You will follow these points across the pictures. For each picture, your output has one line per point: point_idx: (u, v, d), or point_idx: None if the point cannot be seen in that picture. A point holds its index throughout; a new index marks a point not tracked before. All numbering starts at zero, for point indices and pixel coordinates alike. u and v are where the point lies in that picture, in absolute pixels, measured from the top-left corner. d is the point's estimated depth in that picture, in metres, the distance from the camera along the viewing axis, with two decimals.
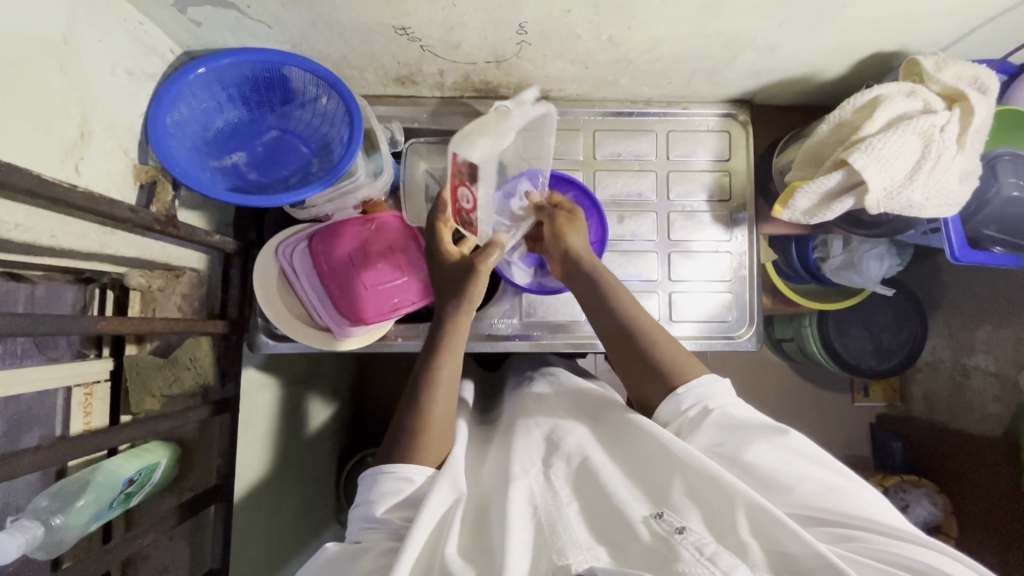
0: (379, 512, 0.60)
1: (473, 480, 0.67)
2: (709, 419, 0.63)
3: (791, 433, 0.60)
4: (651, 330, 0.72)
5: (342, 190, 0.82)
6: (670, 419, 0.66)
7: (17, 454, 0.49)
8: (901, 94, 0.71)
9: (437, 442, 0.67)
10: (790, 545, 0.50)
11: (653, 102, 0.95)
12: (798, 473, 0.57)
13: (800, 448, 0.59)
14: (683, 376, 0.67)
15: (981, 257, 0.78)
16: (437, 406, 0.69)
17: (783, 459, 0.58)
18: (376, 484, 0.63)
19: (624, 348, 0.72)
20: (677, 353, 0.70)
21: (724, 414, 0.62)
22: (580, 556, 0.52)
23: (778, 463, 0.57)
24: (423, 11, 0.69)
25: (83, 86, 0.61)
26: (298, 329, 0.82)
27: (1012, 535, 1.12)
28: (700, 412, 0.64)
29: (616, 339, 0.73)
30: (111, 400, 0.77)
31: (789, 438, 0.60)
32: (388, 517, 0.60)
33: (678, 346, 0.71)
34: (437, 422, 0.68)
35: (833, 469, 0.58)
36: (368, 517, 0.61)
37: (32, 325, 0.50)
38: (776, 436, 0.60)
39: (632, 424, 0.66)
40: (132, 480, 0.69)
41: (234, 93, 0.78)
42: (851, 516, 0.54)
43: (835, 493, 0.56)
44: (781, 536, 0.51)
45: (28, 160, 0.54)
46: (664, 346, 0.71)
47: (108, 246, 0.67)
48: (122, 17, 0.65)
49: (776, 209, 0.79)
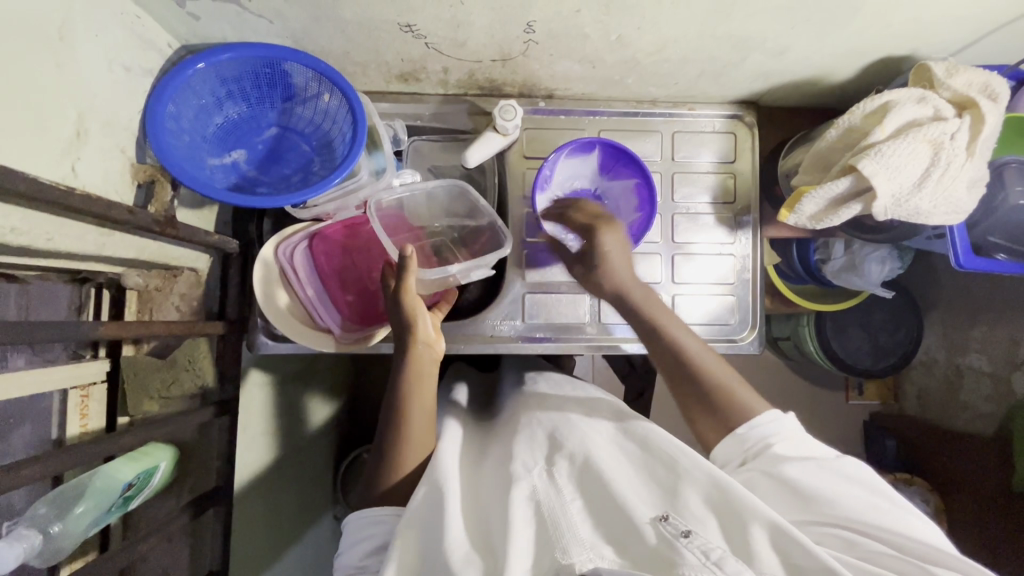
0: (359, 560, 0.61)
1: (469, 472, 0.68)
2: (771, 448, 0.63)
3: (844, 459, 0.61)
4: (710, 364, 0.71)
5: (345, 190, 0.82)
6: (732, 458, 0.65)
7: (14, 466, 0.48)
8: (911, 100, 0.71)
9: (417, 439, 0.69)
10: (801, 557, 0.50)
11: (659, 102, 0.94)
12: (839, 489, 0.57)
13: (824, 465, 0.60)
14: (753, 400, 0.67)
15: (984, 263, 0.78)
16: (418, 413, 0.70)
17: (824, 480, 0.58)
18: (358, 529, 0.64)
19: (688, 392, 0.70)
20: (741, 392, 0.68)
21: (773, 448, 0.62)
22: (582, 555, 0.52)
23: (821, 479, 0.58)
24: (430, 8, 0.67)
25: (78, 82, 0.59)
26: (300, 332, 0.81)
27: (1002, 532, 1.13)
28: (761, 442, 0.64)
29: (679, 382, 0.71)
30: (108, 403, 0.75)
31: (817, 459, 0.61)
32: (365, 564, 0.60)
33: (740, 385, 0.69)
34: (416, 425, 0.70)
35: (864, 483, 0.58)
36: (349, 565, 0.62)
37: (33, 333, 0.49)
38: (830, 462, 0.60)
39: (644, 430, 0.66)
40: (131, 484, 0.67)
41: (234, 89, 0.76)
42: (864, 522, 0.55)
43: (849, 501, 0.56)
44: (792, 548, 0.51)
45: (22, 160, 0.52)
46: (733, 389, 0.68)
47: (105, 248, 0.64)
48: (118, 10, 0.63)
49: (783, 213, 0.79)
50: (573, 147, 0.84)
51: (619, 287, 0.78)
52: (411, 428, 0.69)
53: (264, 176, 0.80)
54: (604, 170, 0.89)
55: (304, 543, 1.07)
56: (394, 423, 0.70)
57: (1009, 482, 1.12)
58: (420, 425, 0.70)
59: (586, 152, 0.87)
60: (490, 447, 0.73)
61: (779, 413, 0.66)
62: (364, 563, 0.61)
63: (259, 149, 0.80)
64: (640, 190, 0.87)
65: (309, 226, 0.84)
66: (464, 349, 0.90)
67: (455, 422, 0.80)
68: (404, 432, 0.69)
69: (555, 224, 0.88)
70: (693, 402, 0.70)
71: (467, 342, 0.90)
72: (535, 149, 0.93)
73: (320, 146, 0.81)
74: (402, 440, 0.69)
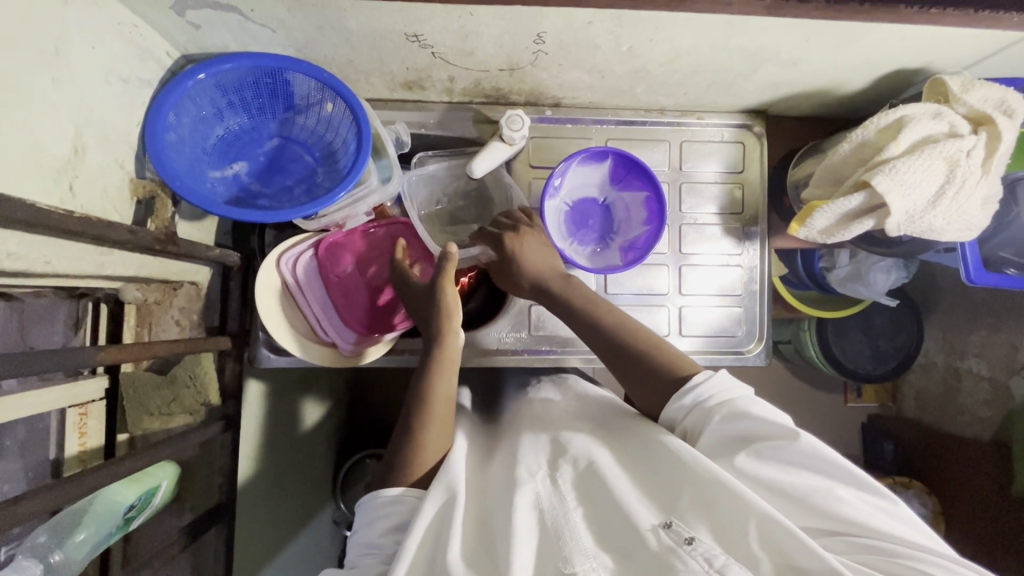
0: (376, 537, 0.58)
1: (474, 471, 0.67)
2: (712, 421, 0.62)
3: (803, 436, 0.56)
4: (629, 324, 0.75)
5: (354, 198, 0.79)
6: (679, 419, 0.66)
7: (15, 502, 0.47)
8: (926, 116, 0.69)
9: (438, 431, 0.67)
10: (805, 560, 0.49)
11: (667, 111, 0.92)
12: (829, 487, 0.55)
13: (780, 449, 0.56)
14: None
15: (995, 279, 0.78)
16: (437, 397, 0.69)
17: (791, 472, 0.56)
18: (372, 509, 0.61)
19: (624, 356, 0.72)
20: (671, 356, 0.70)
21: (714, 426, 0.61)
22: (586, 565, 0.50)
23: (802, 477, 0.55)
24: (438, 19, 0.66)
25: (76, 98, 0.57)
26: (305, 346, 0.80)
27: (998, 535, 1.14)
28: (696, 405, 0.64)
29: (611, 348, 0.73)
30: (106, 420, 0.74)
31: (773, 439, 0.57)
32: (384, 543, 0.57)
33: (668, 347, 0.72)
34: (437, 413, 0.68)
35: (827, 465, 0.55)
36: (366, 543, 0.58)
37: (28, 364, 0.47)
38: (788, 443, 0.56)
39: (653, 431, 0.64)
40: (133, 506, 0.66)
41: (234, 99, 0.74)
42: (851, 522, 0.53)
43: (828, 497, 0.54)
44: (793, 549, 0.49)
45: (18, 184, 0.50)
46: (660, 347, 0.71)
47: (105, 266, 0.63)
48: (115, 20, 0.61)
49: (793, 227, 0.78)
50: (585, 155, 0.83)
51: (538, 278, 0.79)
52: (434, 415, 0.68)
53: (266, 189, 0.78)
54: (612, 180, 0.88)
55: (303, 554, 1.05)
56: (418, 408, 0.68)
57: (1007, 488, 1.12)
58: (441, 414, 0.69)
59: (597, 162, 0.85)
60: (497, 448, 0.72)
61: (709, 371, 0.65)
62: (381, 541, 0.58)
63: (261, 160, 0.78)
64: (650, 204, 0.85)
65: (316, 236, 0.84)
66: (469, 362, 0.89)
67: (460, 429, 0.79)
68: (430, 418, 0.68)
69: (560, 231, 0.87)
70: (628, 371, 0.72)
71: (470, 355, 0.90)
72: (541, 158, 0.91)
73: (322, 157, 0.79)
74: (424, 428, 0.67)
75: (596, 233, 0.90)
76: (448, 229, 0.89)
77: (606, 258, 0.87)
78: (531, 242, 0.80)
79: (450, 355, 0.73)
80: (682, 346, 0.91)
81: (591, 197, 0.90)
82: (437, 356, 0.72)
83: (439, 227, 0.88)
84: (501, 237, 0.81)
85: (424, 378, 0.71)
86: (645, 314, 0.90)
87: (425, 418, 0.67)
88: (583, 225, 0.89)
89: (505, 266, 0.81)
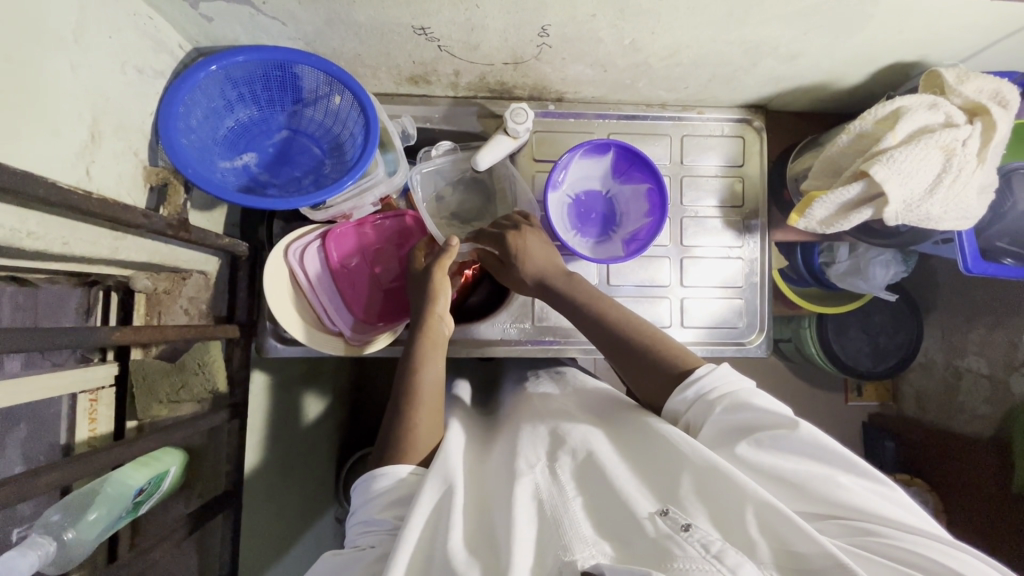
0: (376, 513, 0.59)
1: (473, 464, 0.67)
2: (714, 413, 0.62)
3: (803, 426, 0.57)
4: (631, 321, 0.76)
5: (361, 188, 0.82)
6: (681, 412, 0.67)
7: (34, 474, 0.48)
8: (922, 106, 0.71)
9: (428, 418, 0.68)
10: (800, 544, 0.48)
11: (668, 106, 0.94)
12: (826, 474, 0.55)
13: (779, 437, 0.57)
14: None
15: (992, 268, 0.79)
16: (426, 382, 0.71)
17: (788, 459, 0.57)
18: (369, 487, 0.62)
19: (626, 350, 0.73)
20: (675, 349, 0.71)
21: (716, 417, 0.62)
22: (585, 552, 0.49)
23: (800, 465, 0.56)
24: (445, 11, 0.67)
25: (94, 85, 0.58)
26: (311, 335, 0.81)
27: (1002, 532, 1.13)
28: (699, 397, 0.65)
29: (614, 342, 0.75)
30: (117, 407, 0.75)
31: (773, 430, 0.58)
32: (383, 517, 0.58)
33: (672, 342, 0.73)
34: (426, 397, 0.70)
35: (827, 454, 0.56)
36: (366, 521, 0.59)
37: (47, 341, 0.49)
38: (787, 433, 0.57)
39: (642, 420, 0.66)
40: (143, 489, 0.67)
41: (244, 91, 0.76)
42: (848, 507, 0.53)
43: (828, 483, 0.55)
44: (790, 534, 0.49)
45: (38, 166, 0.52)
46: (661, 342, 0.72)
47: (119, 251, 0.64)
48: (131, 11, 0.63)
49: (793, 218, 0.79)
50: (587, 148, 0.85)
51: (542, 274, 0.81)
52: (423, 400, 0.70)
53: (274, 179, 0.80)
54: (616, 173, 0.89)
55: (305, 548, 1.05)
56: (408, 392, 0.70)
57: (1007, 483, 1.12)
58: (430, 400, 0.70)
59: (599, 155, 0.87)
60: (495, 441, 0.73)
61: (711, 366, 0.66)
62: (381, 516, 0.58)
63: (269, 152, 0.80)
64: (652, 196, 0.86)
65: (322, 227, 0.85)
66: (474, 352, 0.90)
67: (461, 418, 0.80)
68: (419, 402, 0.69)
69: (563, 223, 0.88)
70: (628, 361, 0.73)
71: (473, 346, 0.91)
72: (544, 153, 0.93)
73: (330, 149, 0.81)
74: (416, 413, 0.68)
75: (597, 228, 0.91)
76: (452, 223, 0.90)
77: (608, 250, 0.88)
78: (535, 240, 0.82)
79: (434, 338, 0.76)
80: (683, 338, 0.92)
81: (593, 191, 0.91)
82: (423, 344, 0.75)
83: (443, 219, 0.89)
84: (502, 234, 0.82)
85: (413, 365, 0.73)
86: (647, 306, 0.92)
87: (414, 405, 0.69)
88: (585, 219, 0.91)
89: (506, 263, 0.82)
